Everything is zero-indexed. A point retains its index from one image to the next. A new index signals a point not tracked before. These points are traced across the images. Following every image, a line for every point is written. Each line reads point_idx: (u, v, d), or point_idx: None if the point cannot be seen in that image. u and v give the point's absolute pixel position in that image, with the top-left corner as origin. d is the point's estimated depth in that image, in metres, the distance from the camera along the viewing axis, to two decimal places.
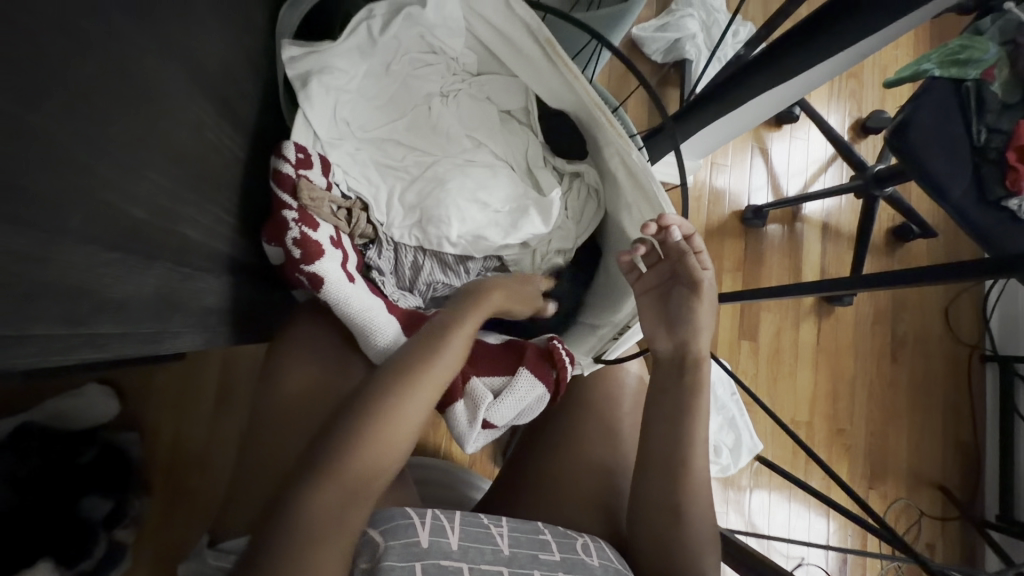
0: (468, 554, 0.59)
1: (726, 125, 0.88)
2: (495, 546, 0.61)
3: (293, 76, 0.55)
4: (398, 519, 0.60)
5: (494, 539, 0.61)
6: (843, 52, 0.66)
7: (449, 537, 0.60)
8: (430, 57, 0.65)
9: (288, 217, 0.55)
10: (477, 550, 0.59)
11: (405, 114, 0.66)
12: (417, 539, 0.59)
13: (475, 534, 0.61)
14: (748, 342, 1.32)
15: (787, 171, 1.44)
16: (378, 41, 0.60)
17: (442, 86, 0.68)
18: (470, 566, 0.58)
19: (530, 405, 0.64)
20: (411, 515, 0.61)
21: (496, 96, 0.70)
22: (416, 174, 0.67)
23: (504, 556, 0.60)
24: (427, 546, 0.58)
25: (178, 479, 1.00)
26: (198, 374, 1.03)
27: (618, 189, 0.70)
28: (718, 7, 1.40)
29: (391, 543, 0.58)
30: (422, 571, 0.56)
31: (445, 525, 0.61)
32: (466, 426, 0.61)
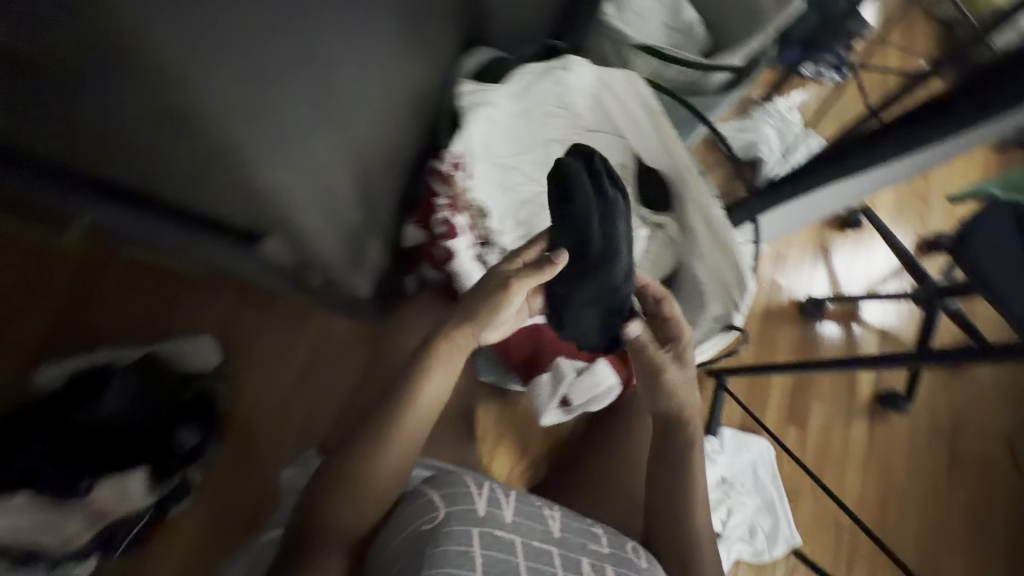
0: (520, 529, 0.66)
1: (796, 210, 0.99)
2: (546, 527, 0.68)
3: (466, 104, 0.71)
4: (459, 485, 0.67)
5: (547, 520, 0.69)
6: (911, 163, 0.78)
7: (503, 509, 0.67)
8: (560, 111, 0.81)
9: (440, 202, 0.71)
10: (528, 527, 0.67)
11: (530, 151, 0.82)
12: (475, 506, 0.65)
13: (528, 513, 0.68)
14: (796, 428, 1.32)
15: (849, 272, 1.50)
16: (529, 92, 0.76)
17: (564, 135, 0.83)
18: (522, 540, 0.65)
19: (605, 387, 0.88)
20: (470, 483, 0.68)
21: (604, 150, 0.86)
22: (528, 198, 0.83)
23: (555, 538, 0.67)
24: (484, 514, 0.65)
25: (251, 436, 1.12)
26: (292, 347, 1.16)
27: (695, 240, 0.82)
28: (792, 120, 1.58)
29: (452, 507, 0.64)
30: (479, 535, 0.63)
31: (501, 497, 0.68)
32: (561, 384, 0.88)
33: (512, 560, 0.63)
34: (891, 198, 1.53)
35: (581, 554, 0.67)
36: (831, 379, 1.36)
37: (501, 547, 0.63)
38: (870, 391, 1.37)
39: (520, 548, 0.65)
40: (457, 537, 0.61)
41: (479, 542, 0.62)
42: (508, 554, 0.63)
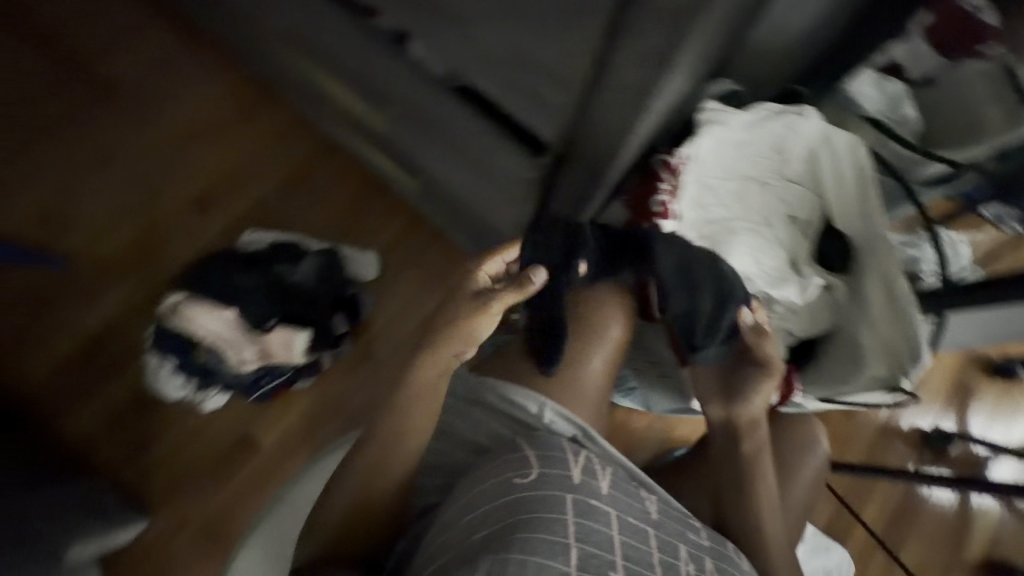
0: (614, 502, 0.66)
1: (977, 325, 0.98)
2: (643, 508, 0.68)
3: (704, 119, 0.80)
4: (554, 450, 0.68)
5: (641, 503, 0.68)
6: None
7: (598, 481, 0.67)
8: (774, 153, 0.88)
9: (663, 187, 0.79)
10: (623, 504, 0.66)
11: (733, 180, 0.90)
12: (569, 472, 0.66)
13: (623, 491, 0.68)
14: (884, 556, 1.22)
15: (987, 420, 1.38)
16: (757, 126, 0.84)
17: (767, 176, 0.90)
18: (617, 514, 0.65)
19: None
20: (565, 448, 0.69)
21: (796, 203, 0.91)
22: (716, 219, 0.90)
23: (651, 518, 0.67)
24: (579, 483, 0.65)
25: (372, 349, 1.19)
26: (433, 286, 1.23)
27: (866, 308, 0.84)
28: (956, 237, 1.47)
29: (546, 469, 0.65)
30: (573, 503, 0.63)
31: (596, 470, 0.68)
32: None
33: (607, 530, 0.63)
34: None
35: (676, 540, 0.66)
36: (939, 522, 1.25)
37: (596, 516, 0.63)
38: (979, 551, 1.24)
39: (616, 522, 0.64)
40: (550, 500, 0.62)
41: (574, 509, 0.62)
42: (602, 524, 0.63)
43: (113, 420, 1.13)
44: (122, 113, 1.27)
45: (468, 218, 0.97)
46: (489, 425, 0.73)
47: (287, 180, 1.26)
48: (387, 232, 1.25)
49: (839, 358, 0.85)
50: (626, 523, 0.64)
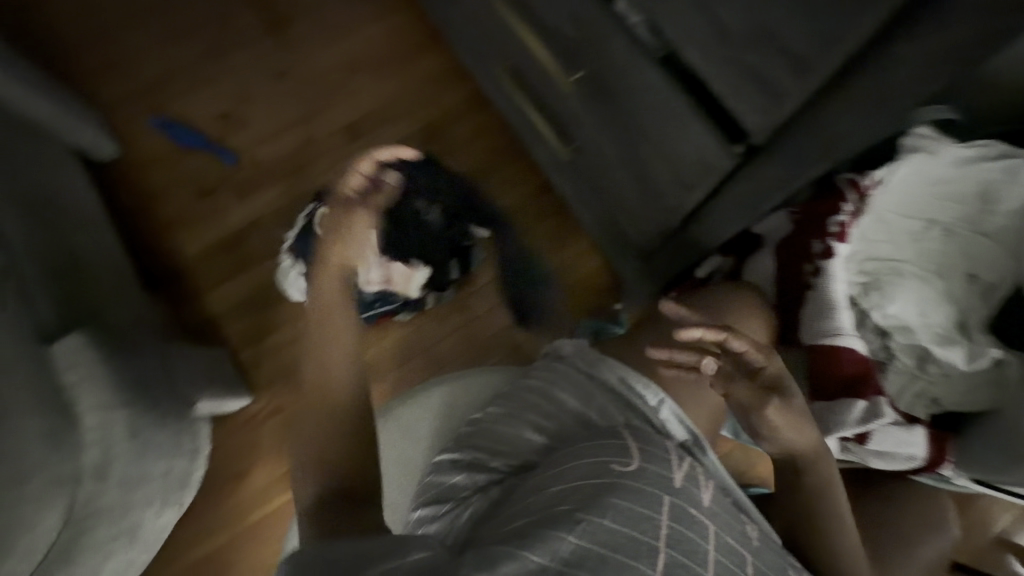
0: (714, 518, 0.58)
1: None
2: (742, 534, 0.59)
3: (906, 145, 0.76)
4: (656, 446, 0.61)
5: (743, 530, 0.59)
6: None
7: (700, 491, 0.59)
8: (977, 204, 0.79)
9: (846, 206, 0.81)
10: (724, 524, 0.58)
11: (917, 221, 0.83)
12: (671, 475, 0.59)
13: (725, 511, 0.60)
14: None
15: None
16: (964, 167, 0.78)
17: (961, 228, 0.81)
18: (714, 531, 0.56)
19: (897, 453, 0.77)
20: (669, 451, 0.61)
21: (984, 268, 0.80)
22: (882, 257, 0.84)
23: (749, 546, 0.58)
24: (679, 487, 0.58)
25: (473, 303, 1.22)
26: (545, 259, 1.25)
27: None
28: None
29: (646, 462, 0.58)
30: (669, 506, 0.56)
31: (700, 480, 0.60)
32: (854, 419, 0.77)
33: (704, 545, 0.54)
34: None
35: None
36: None
37: (694, 526, 0.55)
38: None
39: (713, 539, 0.56)
40: (643, 495, 0.55)
41: (669, 511, 0.55)
42: (699, 535, 0.55)
43: (243, 305, 1.26)
44: (306, 36, 1.39)
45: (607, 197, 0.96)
46: (588, 404, 0.67)
47: (430, 126, 1.32)
48: (511, 195, 1.28)
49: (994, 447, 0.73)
50: (724, 545, 0.56)
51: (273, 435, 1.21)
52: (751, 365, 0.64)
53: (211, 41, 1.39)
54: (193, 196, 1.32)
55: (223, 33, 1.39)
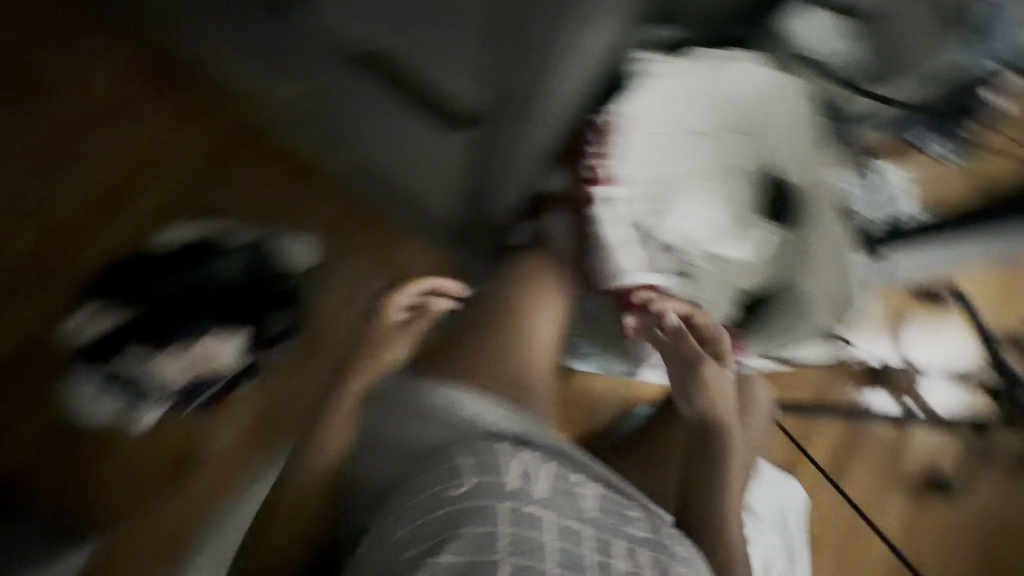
0: (550, 504, 0.64)
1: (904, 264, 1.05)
2: (578, 508, 0.66)
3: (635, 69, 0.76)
4: (490, 458, 0.66)
5: (577, 498, 0.67)
6: None
7: (535, 485, 0.65)
8: (715, 100, 0.85)
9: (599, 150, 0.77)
10: (560, 505, 0.65)
11: (680, 131, 0.85)
12: (505, 480, 0.64)
13: (559, 491, 0.66)
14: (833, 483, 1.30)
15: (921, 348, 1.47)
16: (700, 69, 0.80)
17: (712, 124, 0.86)
18: (549, 518, 0.63)
19: None
20: (502, 456, 0.66)
21: (738, 154, 0.87)
22: (662, 177, 0.85)
23: (585, 516, 0.65)
24: (515, 489, 0.64)
25: (323, 337, 1.15)
26: (378, 269, 1.17)
27: (807, 254, 0.84)
28: None
29: (480, 479, 0.63)
30: (507, 511, 0.61)
31: (534, 473, 0.66)
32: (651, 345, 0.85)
33: (541, 535, 0.61)
34: (984, 286, 1.50)
35: (615, 528, 0.66)
36: (880, 448, 1.34)
37: (530, 521, 0.61)
38: (917, 467, 1.34)
39: (550, 525, 0.62)
40: (481, 511, 0.60)
41: (507, 517, 0.61)
42: (537, 527, 0.61)
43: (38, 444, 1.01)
44: None
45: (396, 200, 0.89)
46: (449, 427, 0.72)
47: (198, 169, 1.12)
48: (321, 215, 1.16)
49: (784, 311, 0.85)
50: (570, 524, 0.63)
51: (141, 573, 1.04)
52: (692, 322, 0.80)
53: None
54: None
55: None
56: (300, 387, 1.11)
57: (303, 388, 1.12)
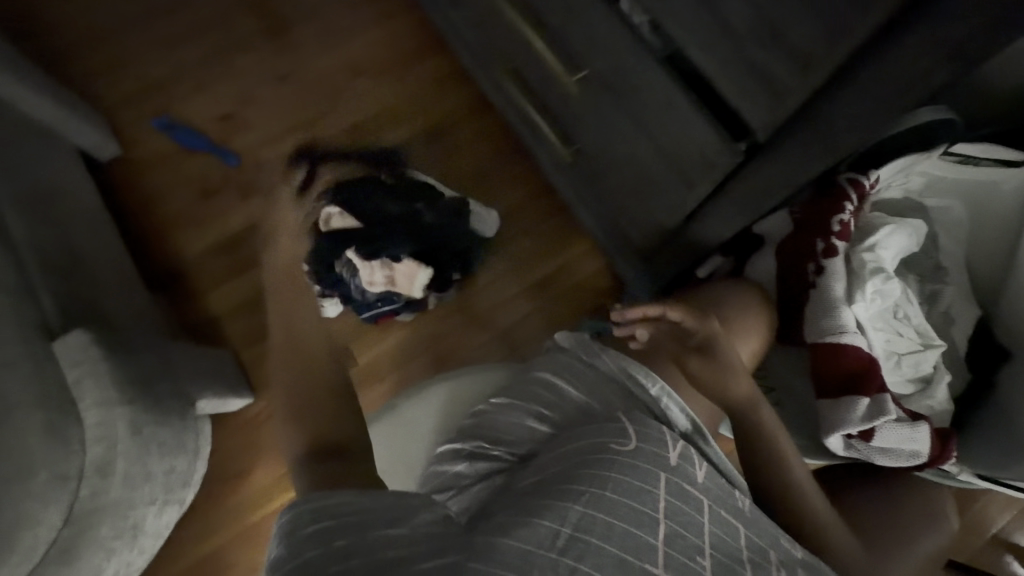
0: (708, 493, 0.59)
1: None
2: (733, 507, 0.59)
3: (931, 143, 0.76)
4: (654, 423, 0.61)
5: (735, 501, 0.60)
6: None
7: (695, 468, 0.59)
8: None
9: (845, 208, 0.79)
10: (718, 499, 0.59)
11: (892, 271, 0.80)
12: (667, 452, 0.59)
13: (720, 485, 0.61)
14: None
15: None
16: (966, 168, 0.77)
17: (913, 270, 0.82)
18: (706, 504, 0.58)
19: (903, 450, 0.74)
20: (664, 431, 0.61)
21: (954, 297, 0.82)
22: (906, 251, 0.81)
23: (742, 515, 0.59)
24: (674, 465, 0.58)
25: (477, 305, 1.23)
26: (549, 258, 1.25)
27: None
28: None
29: (644, 441, 0.59)
30: (666, 482, 0.57)
31: (694, 456, 0.60)
32: (855, 417, 0.74)
33: (695, 517, 0.56)
34: None
35: (767, 551, 0.58)
36: None
37: (686, 504, 0.57)
38: None
39: (705, 512, 0.58)
40: (641, 471, 0.57)
41: (666, 487, 0.57)
42: (693, 511, 0.57)
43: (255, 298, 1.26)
44: (305, 39, 1.40)
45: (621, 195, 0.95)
46: (590, 393, 0.68)
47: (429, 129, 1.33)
48: (523, 197, 1.28)
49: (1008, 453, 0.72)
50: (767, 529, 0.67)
51: (271, 434, 1.20)
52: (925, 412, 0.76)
53: (211, 48, 1.40)
54: (194, 196, 1.32)
55: (209, 41, 1.40)
56: (441, 340, 1.22)
57: (443, 344, 1.22)
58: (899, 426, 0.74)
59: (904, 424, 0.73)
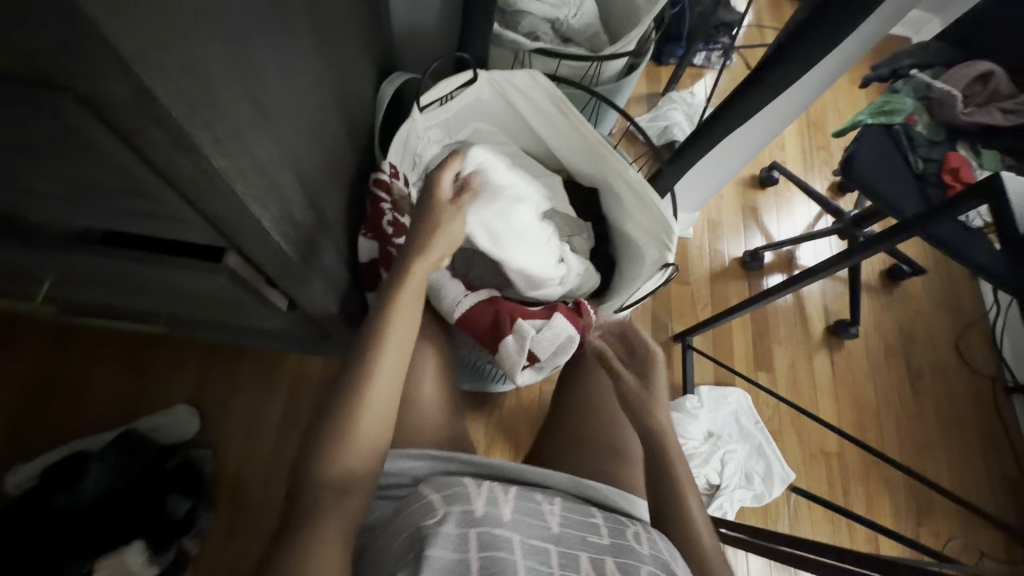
0: (518, 527, 0.60)
1: (712, 169, 1.21)
2: (545, 523, 0.62)
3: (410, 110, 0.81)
4: (457, 487, 0.64)
5: (546, 517, 0.63)
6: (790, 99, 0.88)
7: (501, 507, 0.62)
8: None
9: (384, 207, 0.74)
10: (529, 525, 0.61)
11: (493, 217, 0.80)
12: (472, 507, 0.61)
13: (528, 512, 0.63)
14: (764, 372, 1.40)
15: (778, 228, 1.62)
16: (448, 105, 0.85)
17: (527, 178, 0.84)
18: (519, 538, 0.59)
19: (563, 344, 0.80)
20: (467, 486, 0.64)
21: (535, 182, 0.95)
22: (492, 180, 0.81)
23: (552, 534, 0.61)
24: (482, 515, 0.60)
25: (240, 505, 1.02)
26: (270, 398, 1.10)
27: (621, 200, 0.90)
28: (696, 102, 1.68)
29: (449, 506, 0.60)
30: (477, 538, 0.57)
31: (497, 497, 0.63)
32: (514, 355, 0.79)
33: (509, 558, 0.56)
34: (797, 151, 1.68)
35: (581, 550, 0.60)
36: (786, 322, 1.46)
37: (497, 545, 0.57)
38: (821, 324, 1.47)
39: (518, 547, 0.58)
40: (451, 537, 0.56)
41: (476, 543, 0.56)
42: (507, 553, 0.56)
43: None
44: None
45: (241, 327, 0.82)
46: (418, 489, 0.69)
47: (24, 401, 1.03)
48: (193, 374, 1.09)
49: (627, 261, 0.91)
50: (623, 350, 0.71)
51: None
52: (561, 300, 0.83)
53: None
54: None
55: None
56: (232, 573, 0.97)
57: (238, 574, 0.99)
58: (545, 333, 0.80)
59: (536, 333, 0.79)
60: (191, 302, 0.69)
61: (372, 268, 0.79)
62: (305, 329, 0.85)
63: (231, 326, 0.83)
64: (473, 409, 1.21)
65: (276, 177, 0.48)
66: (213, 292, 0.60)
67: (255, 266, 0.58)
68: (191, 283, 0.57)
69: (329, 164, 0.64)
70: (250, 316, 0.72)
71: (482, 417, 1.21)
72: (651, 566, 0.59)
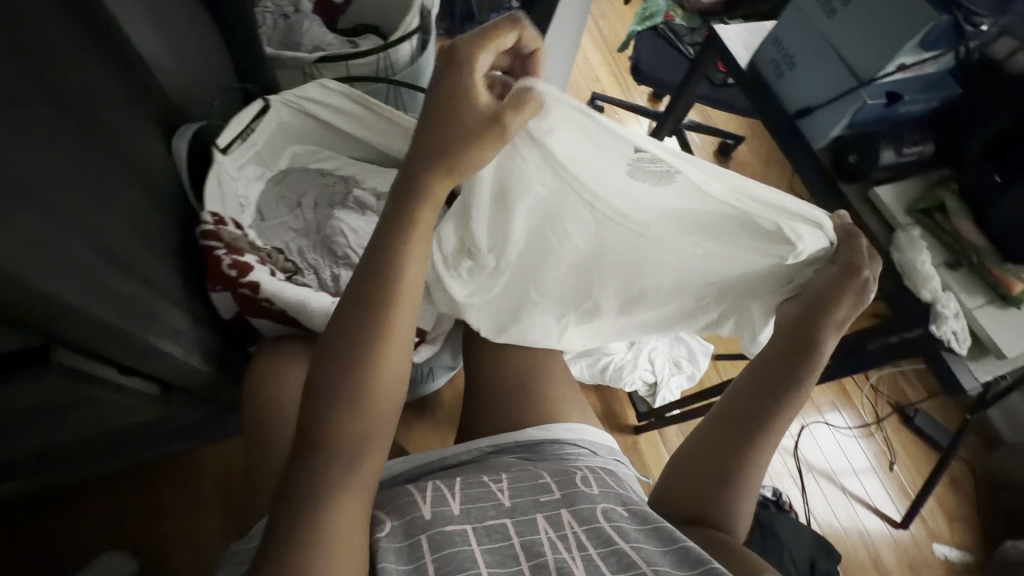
0: (470, 514, 0.59)
1: None
2: (498, 500, 0.61)
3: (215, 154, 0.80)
4: (402, 495, 0.61)
5: (495, 495, 0.62)
6: (558, 26, 0.97)
7: (450, 503, 0.60)
8: (291, 203, 0.91)
9: (218, 253, 0.71)
10: (480, 508, 0.60)
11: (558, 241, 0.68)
12: (420, 512, 0.58)
13: (477, 497, 0.61)
14: None
15: None
16: (251, 138, 0.85)
17: (724, 226, 0.61)
18: (473, 525, 0.58)
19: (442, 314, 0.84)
20: (413, 492, 0.61)
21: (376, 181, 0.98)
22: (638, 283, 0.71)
23: (506, 508, 0.60)
24: (431, 517, 0.57)
25: None
26: (202, 499, 1.03)
27: None
28: None
29: (396, 520, 0.57)
30: (428, 541, 0.55)
31: (443, 492, 0.61)
32: None
33: (467, 549, 0.55)
34: (609, 77, 1.82)
35: (537, 510, 0.60)
36: None
37: (452, 540, 0.55)
38: None
39: (474, 535, 0.57)
40: (400, 549, 0.54)
41: (428, 547, 0.54)
42: (462, 543, 0.55)
43: None
44: None
45: (126, 434, 0.76)
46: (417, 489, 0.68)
47: None
48: (112, 512, 0.99)
49: None
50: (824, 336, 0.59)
51: None
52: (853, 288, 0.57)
53: None
54: None
55: None
56: None
57: None
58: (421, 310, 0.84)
59: None
60: (42, 425, 0.63)
61: (239, 317, 0.76)
62: (197, 411, 0.80)
63: (119, 439, 0.77)
64: (415, 417, 1.21)
65: (68, 252, 0.48)
66: (59, 396, 0.57)
67: (100, 354, 0.56)
68: (30, 395, 0.55)
69: (138, 232, 0.63)
70: (120, 411, 0.67)
71: (424, 422, 1.21)
72: (605, 503, 0.61)
